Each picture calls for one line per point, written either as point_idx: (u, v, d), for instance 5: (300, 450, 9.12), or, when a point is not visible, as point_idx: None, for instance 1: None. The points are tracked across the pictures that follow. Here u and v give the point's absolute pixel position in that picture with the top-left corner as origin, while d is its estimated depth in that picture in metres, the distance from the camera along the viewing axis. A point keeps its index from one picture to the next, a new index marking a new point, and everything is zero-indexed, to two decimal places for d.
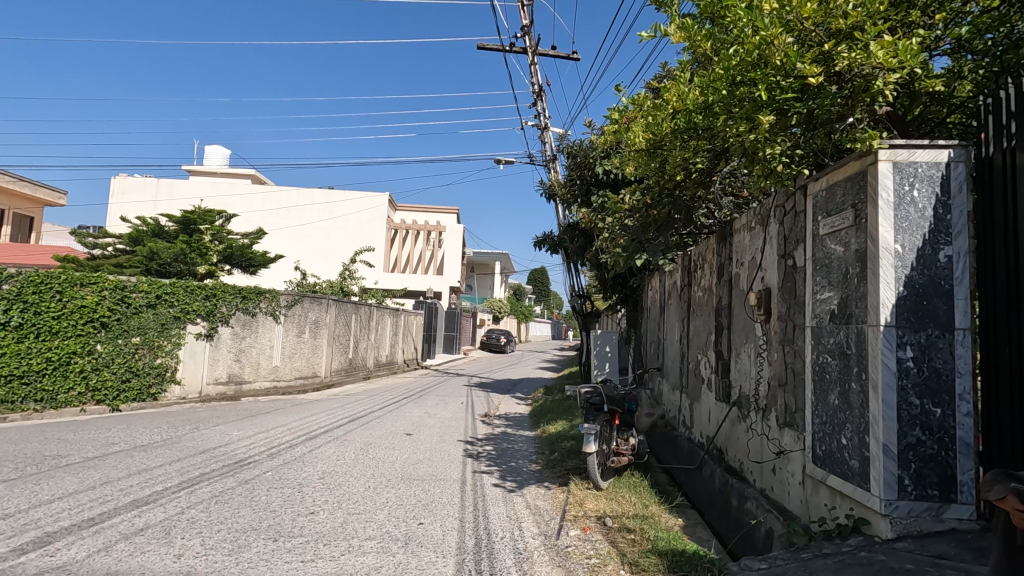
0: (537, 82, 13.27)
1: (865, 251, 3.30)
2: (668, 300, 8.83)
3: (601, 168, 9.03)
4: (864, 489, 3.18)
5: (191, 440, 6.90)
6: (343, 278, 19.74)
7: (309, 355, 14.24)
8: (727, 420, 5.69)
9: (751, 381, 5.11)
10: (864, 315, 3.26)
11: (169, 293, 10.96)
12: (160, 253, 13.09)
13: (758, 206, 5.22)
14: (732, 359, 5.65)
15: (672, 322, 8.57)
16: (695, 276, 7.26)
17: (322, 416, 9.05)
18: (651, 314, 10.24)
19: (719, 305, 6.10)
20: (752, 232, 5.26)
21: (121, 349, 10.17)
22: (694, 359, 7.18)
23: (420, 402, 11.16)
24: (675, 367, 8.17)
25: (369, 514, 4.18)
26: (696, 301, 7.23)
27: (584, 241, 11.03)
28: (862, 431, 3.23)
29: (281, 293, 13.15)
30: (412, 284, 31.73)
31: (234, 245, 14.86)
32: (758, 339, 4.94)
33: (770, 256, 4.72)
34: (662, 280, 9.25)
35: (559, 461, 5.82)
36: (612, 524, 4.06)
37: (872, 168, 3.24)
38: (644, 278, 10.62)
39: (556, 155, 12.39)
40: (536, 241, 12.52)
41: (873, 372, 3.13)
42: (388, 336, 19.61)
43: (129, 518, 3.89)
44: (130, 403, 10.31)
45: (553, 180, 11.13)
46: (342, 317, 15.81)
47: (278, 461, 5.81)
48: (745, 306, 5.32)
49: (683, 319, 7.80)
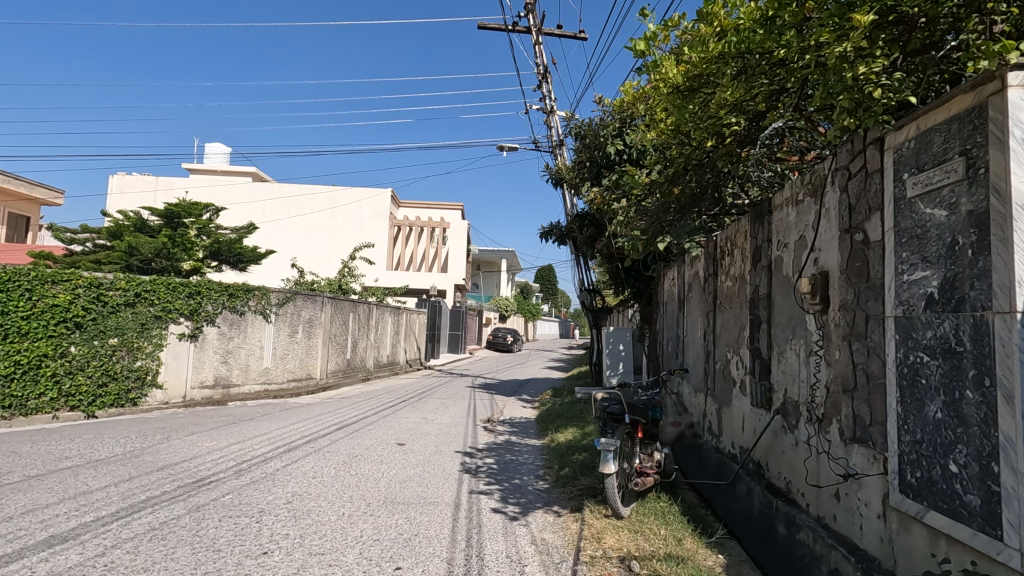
0: (542, 63, 12.43)
1: (983, 213, 2.43)
2: (690, 292, 7.96)
3: (614, 148, 8.15)
4: (989, 536, 2.33)
5: (154, 453, 6.11)
6: (342, 275, 18.92)
7: (303, 356, 13.47)
8: (768, 430, 4.84)
9: (801, 384, 4.25)
10: (985, 300, 2.40)
11: (150, 291, 10.25)
12: (142, 248, 12.37)
13: (805, 175, 4.37)
14: (773, 358, 4.79)
15: (695, 315, 7.70)
16: (722, 264, 6.42)
17: (308, 423, 8.25)
18: (668, 309, 9.38)
19: (755, 296, 5.23)
20: (799, 206, 4.42)
21: (98, 351, 9.43)
22: (722, 358, 6.34)
23: (418, 405, 10.35)
24: (698, 368, 7.32)
25: (336, 554, 3.38)
26: (724, 293, 6.39)
27: (594, 230, 10.22)
28: (986, 457, 2.38)
29: (271, 290, 12.40)
30: (416, 281, 30.99)
31: (222, 240, 14.21)
32: (810, 334, 4.09)
33: (828, 233, 3.86)
34: (682, 270, 8.41)
35: (570, 479, 4.99)
36: (638, 569, 3.22)
37: (995, 99, 2.37)
38: (662, 269, 9.73)
39: (563, 140, 11.53)
40: (542, 233, 11.67)
41: (1005, 376, 2.27)
42: (389, 335, 18.83)
43: (31, 565, 3.11)
44: (108, 409, 9.61)
45: (560, 164, 10.29)
46: (338, 315, 15.03)
47: (243, 481, 5.00)
48: (791, 295, 4.47)
49: (708, 314, 6.97)
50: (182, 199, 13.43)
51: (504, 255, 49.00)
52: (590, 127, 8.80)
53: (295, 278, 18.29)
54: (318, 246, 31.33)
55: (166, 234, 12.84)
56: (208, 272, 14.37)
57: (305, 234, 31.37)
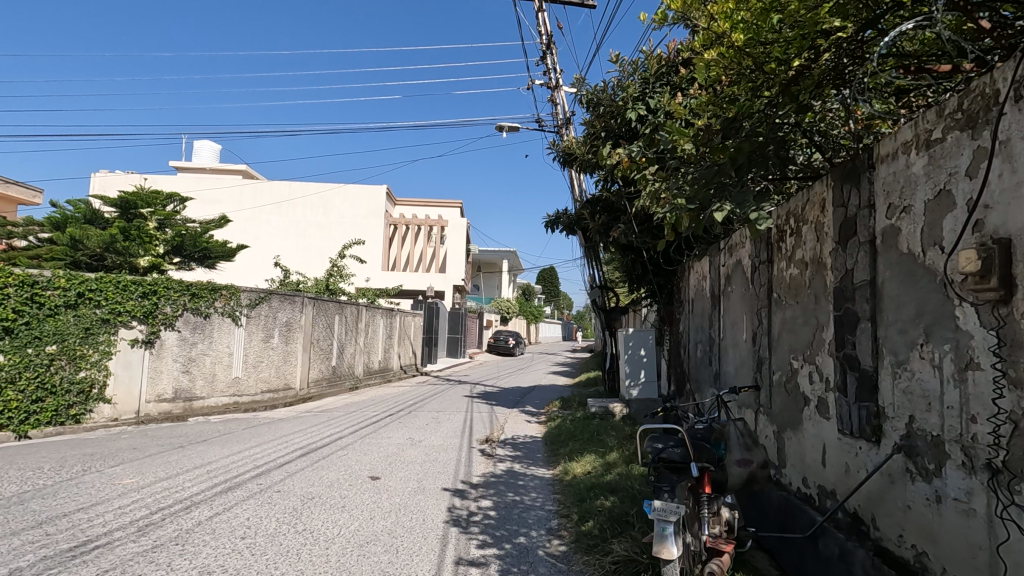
0: (546, 31, 11.01)
1: None
2: (730, 285, 6.59)
3: (634, 114, 6.75)
4: None
5: (50, 496, 4.67)
6: (329, 275, 17.45)
7: (280, 363, 11.98)
8: (876, 470, 3.44)
9: (948, 412, 2.84)
10: None
11: (95, 290, 8.85)
12: (88, 241, 11.60)
13: (943, 103, 3.00)
14: (885, 368, 3.39)
15: (738, 314, 6.34)
16: (783, 247, 5.05)
17: (268, 448, 6.79)
18: (697, 308, 8.04)
19: (847, 285, 3.84)
20: (930, 149, 3.04)
21: (32, 360, 8.02)
22: (784, 367, 4.95)
23: (406, 421, 8.88)
24: (746, 377, 5.94)
25: None
26: (784, 284, 5.01)
27: (610, 217, 8.82)
28: None
29: (241, 289, 10.96)
30: (413, 283, 29.60)
31: (185, 233, 13.17)
32: (970, 337, 2.68)
33: (1010, 178, 2.46)
34: (718, 260, 7.07)
35: (598, 542, 3.58)
36: None
37: None
38: (689, 261, 8.39)
39: (570, 118, 10.16)
40: (547, 222, 10.25)
41: None
42: (381, 339, 17.40)
43: None
44: (43, 428, 8.20)
45: (568, 140, 8.89)
46: (322, 318, 13.56)
47: (140, 547, 3.58)
48: (921, 278, 3.08)
49: (759, 312, 5.60)
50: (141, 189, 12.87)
51: (505, 255, 47.54)
52: (606, 92, 7.40)
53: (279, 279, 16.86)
54: (310, 246, 30.00)
55: (118, 226, 11.99)
56: (171, 268, 13.24)
57: (296, 234, 30.08)
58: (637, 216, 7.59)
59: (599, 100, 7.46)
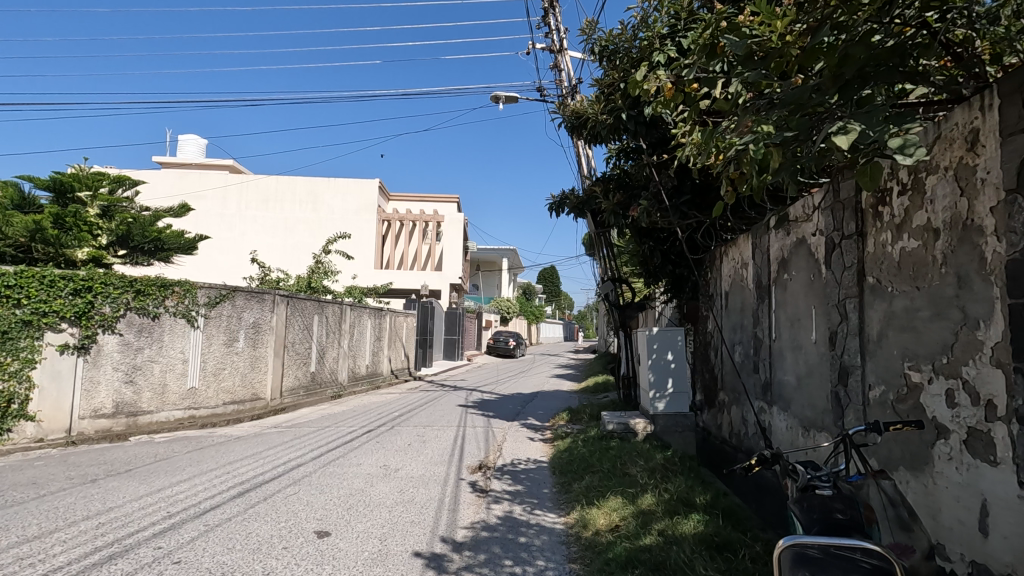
0: None
1: None
2: (788, 272, 5.14)
3: (662, 57, 5.31)
4: None
5: None
6: (312, 271, 16.11)
7: (246, 371, 10.55)
8: None
9: None
10: None
11: (13, 286, 7.37)
12: (12, 226, 11.01)
13: None
14: None
15: (802, 308, 4.87)
16: (890, 212, 3.58)
17: (202, 483, 5.32)
18: (734, 302, 6.60)
19: None
20: None
21: None
22: (896, 379, 3.47)
23: (385, 441, 7.42)
24: (821, 392, 4.47)
25: None
26: (891, 261, 3.56)
27: (627, 193, 7.36)
28: None
29: (198, 286, 9.52)
30: (407, 281, 28.13)
31: (132, 221, 12.13)
32: None
33: None
34: (766, 241, 5.63)
35: None
36: None
37: None
38: (723, 247, 6.96)
39: (577, 84, 8.73)
40: (553, 205, 8.77)
41: None
42: (368, 342, 15.97)
43: None
44: None
45: (576, 103, 7.44)
46: (298, 318, 12.11)
47: None
48: None
49: (843, 302, 4.13)
50: (79, 169, 11.60)
51: (505, 254, 46.24)
52: (625, 36, 5.95)
53: (256, 277, 15.40)
54: (299, 244, 28.64)
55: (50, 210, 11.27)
56: (115, 261, 12.17)
57: (284, 231, 28.67)
58: (664, 188, 6.12)
59: (619, 46, 6.02)
